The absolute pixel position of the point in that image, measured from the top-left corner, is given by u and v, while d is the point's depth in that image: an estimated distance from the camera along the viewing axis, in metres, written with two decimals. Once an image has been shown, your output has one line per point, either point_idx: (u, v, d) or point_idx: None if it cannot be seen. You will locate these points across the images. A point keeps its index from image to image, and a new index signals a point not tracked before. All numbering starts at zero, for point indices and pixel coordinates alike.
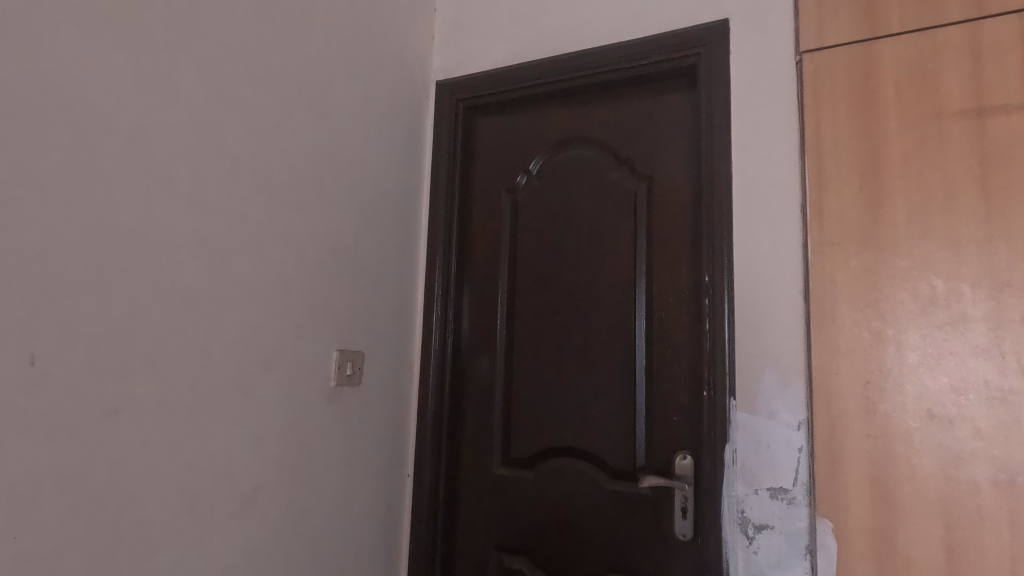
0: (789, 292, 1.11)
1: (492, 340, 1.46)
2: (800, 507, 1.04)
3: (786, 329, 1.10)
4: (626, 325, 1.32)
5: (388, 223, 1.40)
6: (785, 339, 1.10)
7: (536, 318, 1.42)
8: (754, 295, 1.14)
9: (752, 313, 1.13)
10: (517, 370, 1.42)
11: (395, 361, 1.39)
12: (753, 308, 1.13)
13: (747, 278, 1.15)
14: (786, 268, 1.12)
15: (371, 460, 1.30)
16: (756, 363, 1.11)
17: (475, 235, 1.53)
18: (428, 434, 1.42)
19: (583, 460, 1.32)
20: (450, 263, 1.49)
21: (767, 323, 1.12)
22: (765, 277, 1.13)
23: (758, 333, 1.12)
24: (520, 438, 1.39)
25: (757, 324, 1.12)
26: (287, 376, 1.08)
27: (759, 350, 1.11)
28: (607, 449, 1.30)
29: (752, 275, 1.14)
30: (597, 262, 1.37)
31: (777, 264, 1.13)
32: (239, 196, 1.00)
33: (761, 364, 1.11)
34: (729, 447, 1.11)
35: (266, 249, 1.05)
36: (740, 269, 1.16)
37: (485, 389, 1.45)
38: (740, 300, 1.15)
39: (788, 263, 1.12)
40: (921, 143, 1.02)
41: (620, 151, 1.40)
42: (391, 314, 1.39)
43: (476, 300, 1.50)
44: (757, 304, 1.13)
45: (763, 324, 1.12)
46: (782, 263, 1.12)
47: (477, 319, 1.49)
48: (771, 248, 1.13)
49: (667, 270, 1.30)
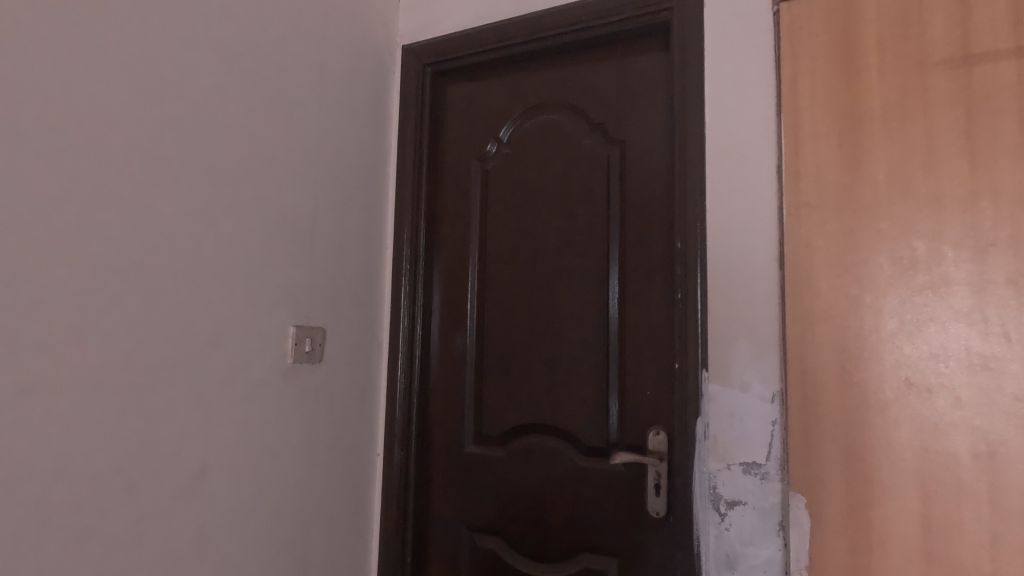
0: (764, 258, 1.05)
1: (463, 316, 1.41)
2: (773, 482, 1.00)
3: (762, 298, 1.04)
4: (599, 297, 1.27)
5: (351, 195, 1.34)
6: (760, 307, 1.04)
7: (506, 293, 1.37)
8: (728, 262, 1.08)
9: (725, 282, 1.07)
10: (488, 347, 1.37)
11: (361, 338, 1.35)
12: (726, 276, 1.08)
13: (721, 245, 1.09)
14: (761, 234, 1.06)
15: (336, 439, 1.26)
16: (730, 333, 1.06)
17: (445, 207, 1.47)
18: (397, 413, 1.38)
19: (555, 437, 1.28)
20: (419, 236, 1.44)
21: (741, 291, 1.06)
22: (739, 244, 1.08)
23: (732, 303, 1.06)
24: (491, 416, 1.35)
25: (731, 292, 1.07)
26: (237, 351, 1.03)
27: (733, 319, 1.06)
28: (580, 426, 1.26)
29: (725, 241, 1.09)
30: (568, 233, 1.32)
31: (752, 230, 1.07)
32: (180, 161, 0.94)
33: (733, 334, 1.05)
34: (701, 421, 1.07)
35: (213, 218, 0.99)
36: (713, 236, 1.10)
37: (457, 367, 1.40)
38: (713, 269, 1.09)
39: (763, 228, 1.06)
40: (904, 96, 0.95)
41: (593, 116, 1.33)
42: (355, 290, 1.34)
43: (447, 274, 1.44)
44: (731, 272, 1.07)
45: (737, 292, 1.06)
46: (758, 228, 1.06)
47: (448, 294, 1.44)
48: (745, 214, 1.07)
49: (640, 239, 1.24)
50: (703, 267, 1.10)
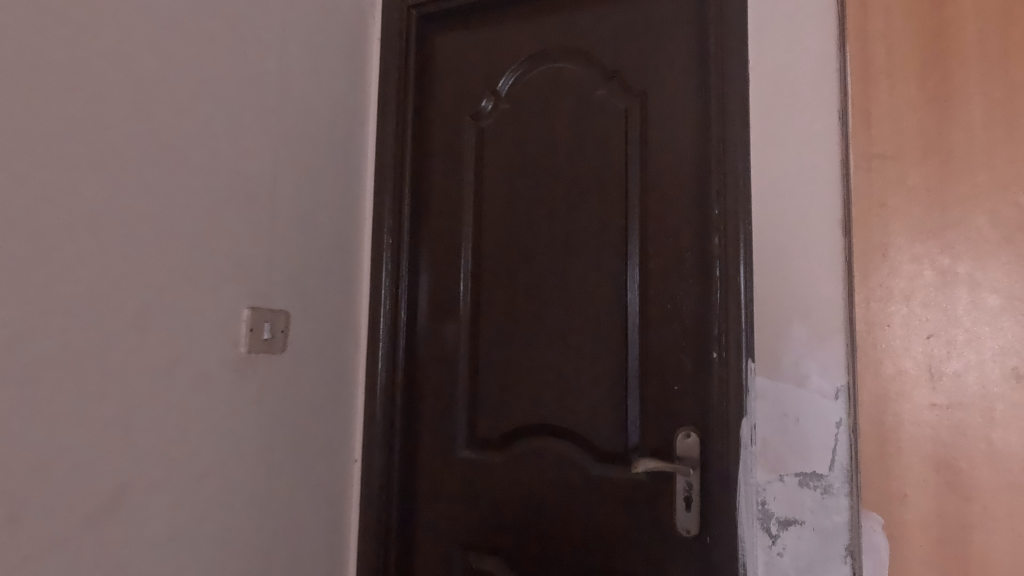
0: (822, 222, 0.85)
1: (455, 299, 1.21)
2: (839, 498, 0.81)
3: (822, 271, 0.84)
4: (616, 276, 1.07)
5: (323, 155, 1.13)
6: (820, 282, 0.84)
7: (506, 273, 1.17)
8: (779, 228, 0.88)
9: (775, 252, 0.88)
10: (484, 335, 1.18)
11: (335, 325, 1.15)
12: (777, 245, 0.88)
13: (768, 207, 0.89)
14: (819, 192, 0.86)
15: (305, 444, 1.06)
16: (783, 315, 0.86)
17: (432, 173, 1.26)
18: (378, 412, 1.18)
19: (565, 439, 1.09)
20: (402, 207, 1.24)
21: (796, 263, 0.86)
22: (790, 204, 0.87)
23: (783, 278, 0.87)
24: (487, 416, 1.16)
25: (783, 264, 0.87)
26: (175, 337, 0.82)
27: (787, 297, 0.86)
28: (594, 427, 1.07)
29: (774, 201, 0.88)
30: (579, 201, 1.12)
31: (810, 187, 0.86)
32: (94, 90, 0.72)
33: (786, 316, 0.86)
34: (747, 423, 0.87)
35: (143, 167, 0.78)
36: (760, 196, 0.89)
37: (448, 358, 1.20)
38: (760, 236, 0.89)
39: (818, 184, 0.86)
40: (1005, 20, 0.77)
41: (608, 62, 1.13)
42: (327, 269, 1.13)
43: (434, 251, 1.24)
44: (782, 239, 0.88)
45: (792, 264, 0.86)
46: (818, 184, 0.86)
47: (436, 274, 1.23)
48: (800, 168, 0.87)
49: (665, 206, 1.05)
50: (748, 234, 0.90)
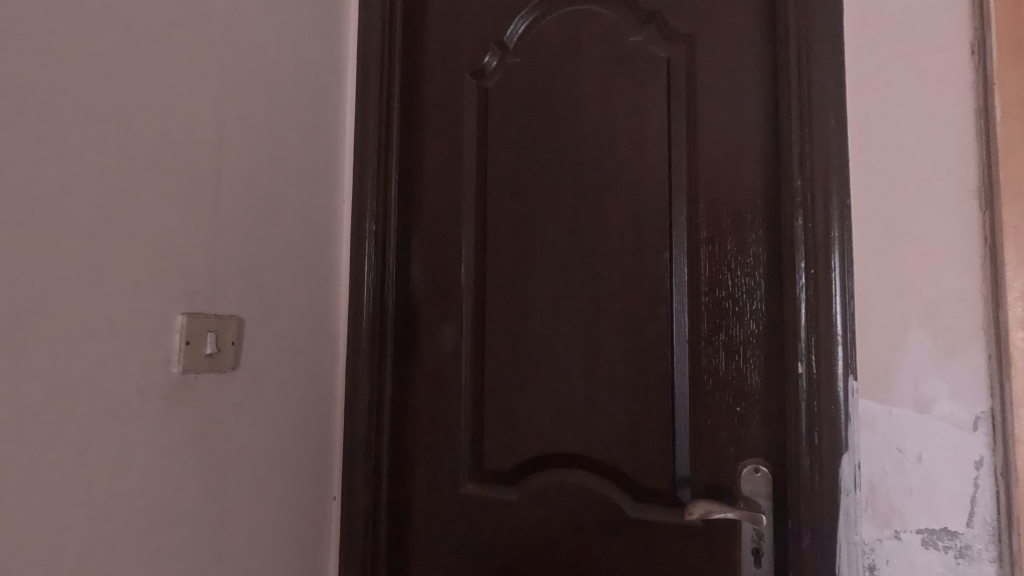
0: (945, 197, 0.65)
1: (455, 298, 0.98)
2: (982, 565, 0.60)
3: (951, 261, 0.64)
4: (660, 269, 0.86)
5: (291, 121, 0.90)
6: (948, 275, 0.64)
7: (517, 266, 0.95)
8: (889, 205, 0.67)
9: (883, 237, 0.67)
10: (491, 343, 0.96)
11: (306, 335, 0.92)
12: (885, 227, 0.67)
13: (871, 177, 0.68)
14: (941, 159, 0.66)
15: (269, 487, 0.83)
16: (897, 319, 0.65)
17: (425, 145, 1.03)
18: (361, 440, 0.95)
19: (595, 473, 0.88)
20: (389, 187, 1.01)
21: (912, 251, 0.65)
22: (899, 174, 0.67)
23: (893, 268, 0.66)
24: (494, 443, 0.94)
25: (894, 253, 0.66)
26: (73, 359, 0.58)
27: (901, 296, 0.65)
28: (634, 458, 0.85)
29: (878, 169, 0.68)
30: (610, 176, 0.90)
31: (934, 153, 0.66)
32: None
33: (902, 319, 0.65)
34: (849, 465, 0.66)
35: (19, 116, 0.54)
36: (862, 165, 0.69)
37: (447, 372, 0.97)
38: (860, 216, 0.68)
39: (945, 148, 0.66)
40: None
41: (644, 2, 0.91)
42: (295, 264, 0.90)
43: (428, 239, 1.01)
44: (894, 220, 0.66)
45: (908, 252, 0.65)
46: (942, 149, 0.66)
47: (431, 267, 1.01)
48: (916, 129, 0.67)
49: (721, 181, 0.83)
50: (845, 214, 0.68)
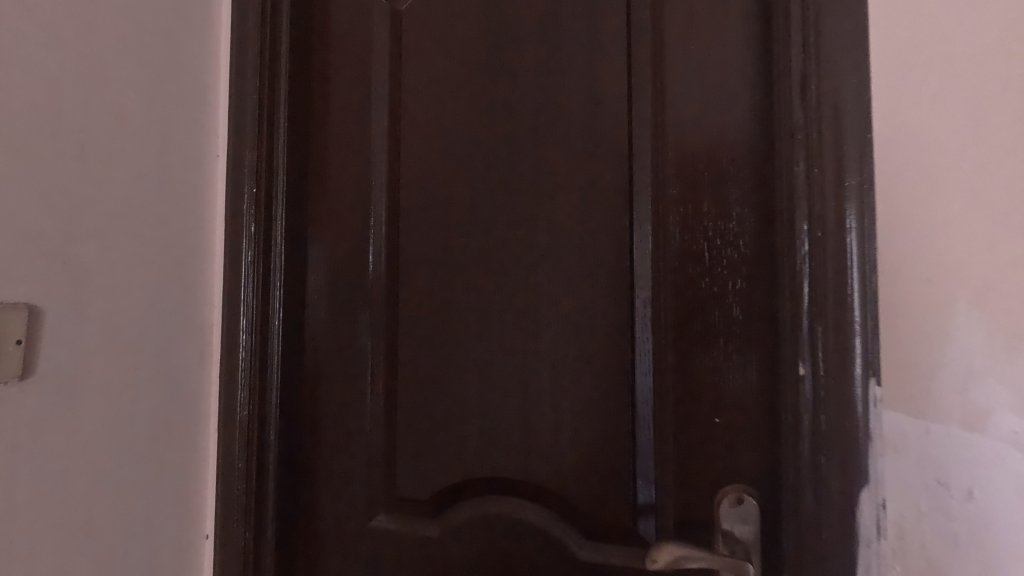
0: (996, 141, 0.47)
1: (363, 282, 0.77)
2: None
3: (1007, 221, 0.47)
4: (618, 241, 0.67)
5: (124, 46, 0.67)
6: (1005, 240, 0.46)
7: (440, 240, 0.74)
8: (923, 146, 0.49)
9: (915, 190, 0.49)
10: (407, 338, 0.75)
11: (161, 330, 0.71)
12: (916, 175, 0.49)
13: (899, 114, 0.50)
14: (993, 85, 0.48)
15: (88, 533, 0.63)
16: (936, 300, 0.47)
17: (324, 87, 0.81)
18: (237, 465, 0.74)
19: (537, 503, 0.69)
20: (274, 138, 0.78)
21: (954, 206, 0.48)
22: (935, 111, 0.49)
23: (930, 236, 0.48)
24: (411, 464, 0.74)
25: (930, 210, 0.48)
26: None
27: (940, 268, 0.47)
28: (585, 484, 0.67)
29: (906, 103, 0.50)
30: (556, 123, 0.70)
31: (982, 73, 0.48)
32: None
33: (945, 305, 0.47)
34: (870, 503, 0.48)
35: None
36: (886, 92, 0.51)
37: (353, 375, 0.77)
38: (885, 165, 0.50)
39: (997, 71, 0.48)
40: None
41: None
42: (136, 236, 0.68)
43: (328, 209, 0.80)
44: (930, 166, 0.49)
45: (950, 208, 0.48)
46: (988, 75, 0.48)
47: (332, 244, 0.79)
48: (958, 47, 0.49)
49: (697, 128, 0.64)
50: (865, 158, 0.50)
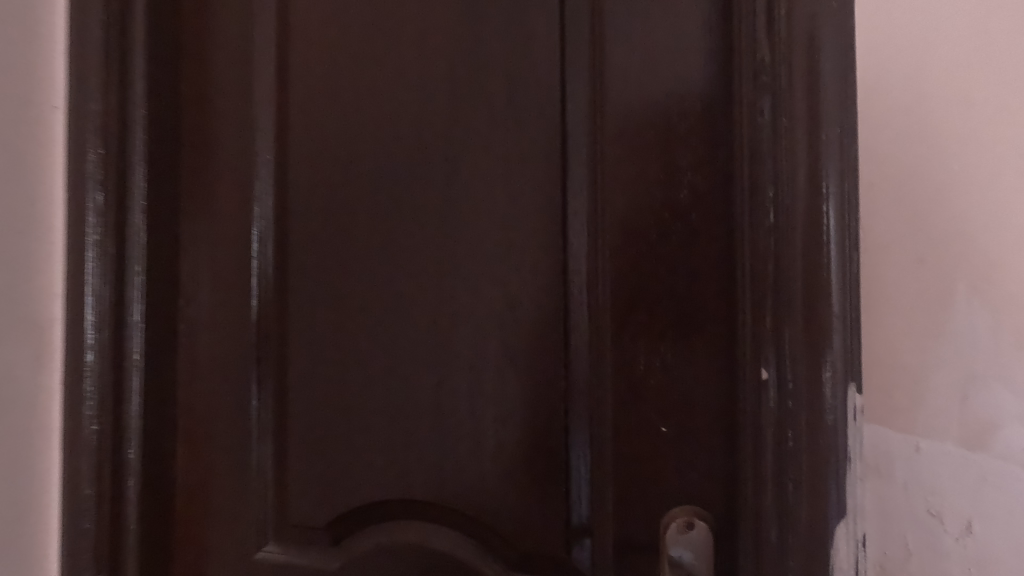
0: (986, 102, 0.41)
1: (245, 266, 0.63)
2: None
3: (1005, 205, 0.40)
4: (549, 215, 0.56)
5: None
6: (1004, 227, 0.40)
7: (339, 216, 0.61)
8: (912, 112, 0.42)
9: (900, 165, 0.42)
10: (298, 334, 0.62)
11: None
12: (900, 147, 0.42)
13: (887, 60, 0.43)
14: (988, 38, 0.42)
15: None
16: (929, 295, 0.41)
17: (196, 24, 0.66)
18: (87, 489, 0.60)
19: (454, 529, 0.58)
20: (129, 85, 0.62)
21: (946, 184, 0.41)
22: (925, 60, 0.42)
23: (918, 217, 0.41)
24: (304, 485, 0.61)
25: (919, 189, 0.41)
26: None
27: (931, 257, 0.41)
28: (509, 506, 0.56)
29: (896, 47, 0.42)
30: (477, 72, 0.58)
31: (979, 33, 0.42)
32: None
33: (938, 302, 0.40)
34: (848, 539, 0.39)
35: None
36: (872, 42, 0.43)
37: (235, 379, 0.63)
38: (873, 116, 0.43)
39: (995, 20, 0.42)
40: None
41: None
42: None
43: (202, 175, 0.65)
44: (919, 135, 0.42)
45: (941, 188, 0.41)
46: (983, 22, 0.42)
47: (207, 218, 0.65)
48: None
49: (643, 79, 0.53)
50: (847, 109, 0.40)
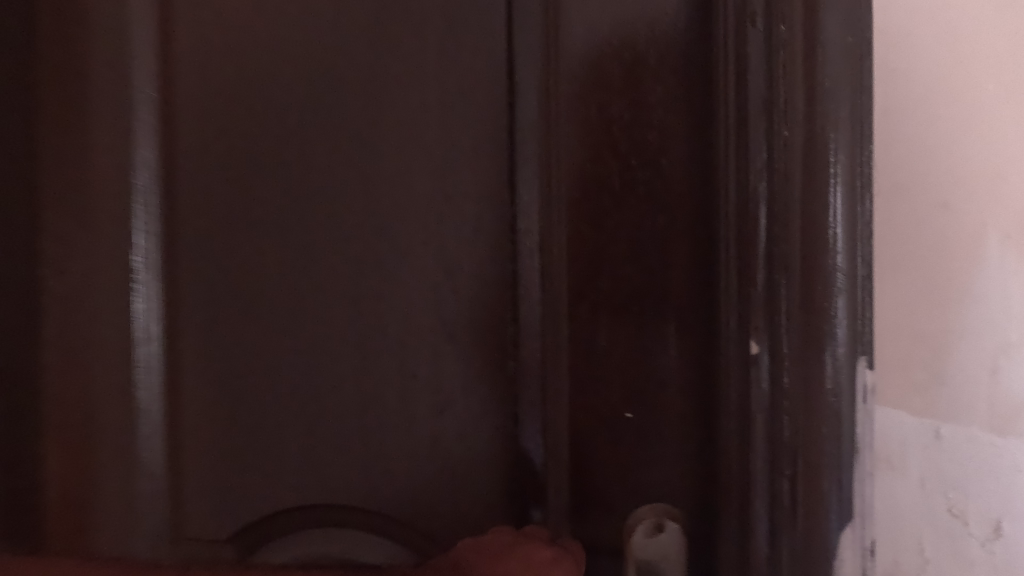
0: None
1: (123, 229, 0.52)
2: None
3: None
4: (493, 168, 0.47)
5: None
6: None
7: (238, 166, 0.50)
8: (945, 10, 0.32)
9: (935, 79, 0.32)
10: (191, 311, 0.51)
11: None
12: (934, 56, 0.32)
13: None
14: None
15: None
16: (950, 242, 0.32)
17: None
18: None
19: (383, 537, 0.49)
20: None
21: (989, 102, 0.32)
22: None
23: (942, 137, 0.32)
24: (203, 492, 0.51)
25: (949, 103, 0.32)
26: None
27: (959, 190, 0.32)
28: (449, 508, 0.48)
29: None
30: None
31: None
32: None
33: (964, 250, 0.32)
34: (855, 551, 0.31)
35: None
36: None
37: (118, 368, 0.52)
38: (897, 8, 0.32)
39: None
40: None
41: None
42: None
43: (64, 114, 0.52)
44: (957, 35, 0.32)
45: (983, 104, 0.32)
46: None
47: (74, 169, 0.52)
48: None
49: None
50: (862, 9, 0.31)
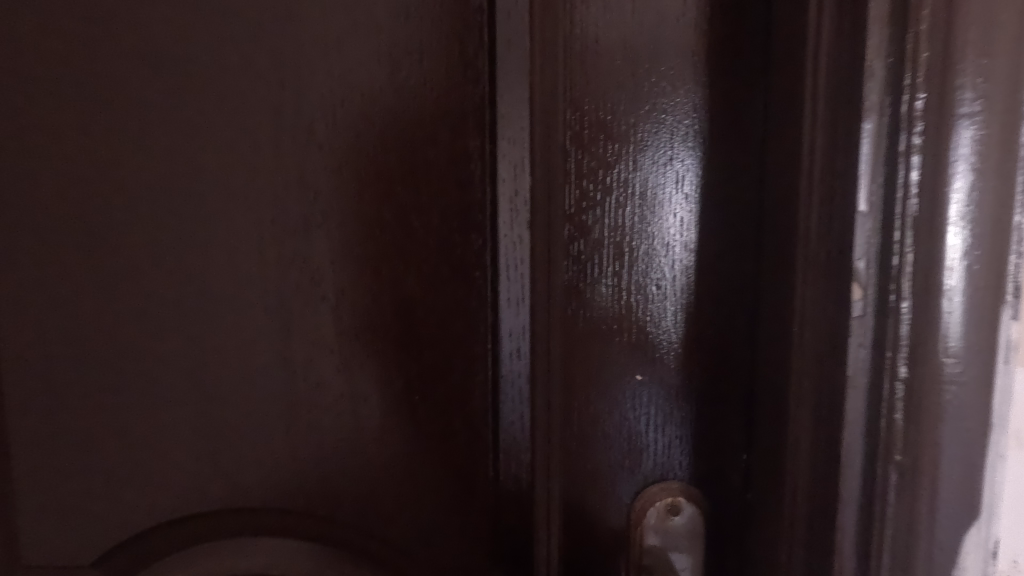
0: None
1: None
2: None
3: None
4: (464, 48, 0.34)
5: None
6: None
7: (80, 32, 0.34)
8: None
9: None
10: (19, 249, 0.35)
11: None
12: None
13: None
14: None
15: None
16: None
17: None
18: None
19: (314, 543, 0.38)
20: None
21: None
22: None
23: None
24: (58, 492, 0.37)
25: None
26: None
27: None
28: (404, 498, 0.37)
29: None
30: None
31: None
32: None
33: None
34: (978, 556, 0.24)
35: None
36: None
37: None
38: None
39: None
40: None
41: None
42: None
43: None
44: None
45: None
46: None
47: None
48: None
49: None
50: None
